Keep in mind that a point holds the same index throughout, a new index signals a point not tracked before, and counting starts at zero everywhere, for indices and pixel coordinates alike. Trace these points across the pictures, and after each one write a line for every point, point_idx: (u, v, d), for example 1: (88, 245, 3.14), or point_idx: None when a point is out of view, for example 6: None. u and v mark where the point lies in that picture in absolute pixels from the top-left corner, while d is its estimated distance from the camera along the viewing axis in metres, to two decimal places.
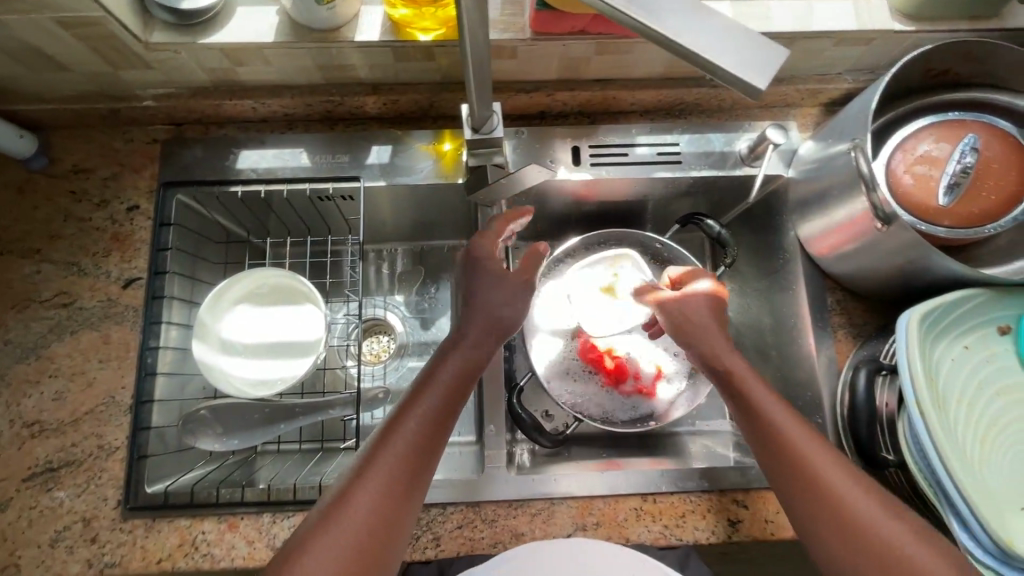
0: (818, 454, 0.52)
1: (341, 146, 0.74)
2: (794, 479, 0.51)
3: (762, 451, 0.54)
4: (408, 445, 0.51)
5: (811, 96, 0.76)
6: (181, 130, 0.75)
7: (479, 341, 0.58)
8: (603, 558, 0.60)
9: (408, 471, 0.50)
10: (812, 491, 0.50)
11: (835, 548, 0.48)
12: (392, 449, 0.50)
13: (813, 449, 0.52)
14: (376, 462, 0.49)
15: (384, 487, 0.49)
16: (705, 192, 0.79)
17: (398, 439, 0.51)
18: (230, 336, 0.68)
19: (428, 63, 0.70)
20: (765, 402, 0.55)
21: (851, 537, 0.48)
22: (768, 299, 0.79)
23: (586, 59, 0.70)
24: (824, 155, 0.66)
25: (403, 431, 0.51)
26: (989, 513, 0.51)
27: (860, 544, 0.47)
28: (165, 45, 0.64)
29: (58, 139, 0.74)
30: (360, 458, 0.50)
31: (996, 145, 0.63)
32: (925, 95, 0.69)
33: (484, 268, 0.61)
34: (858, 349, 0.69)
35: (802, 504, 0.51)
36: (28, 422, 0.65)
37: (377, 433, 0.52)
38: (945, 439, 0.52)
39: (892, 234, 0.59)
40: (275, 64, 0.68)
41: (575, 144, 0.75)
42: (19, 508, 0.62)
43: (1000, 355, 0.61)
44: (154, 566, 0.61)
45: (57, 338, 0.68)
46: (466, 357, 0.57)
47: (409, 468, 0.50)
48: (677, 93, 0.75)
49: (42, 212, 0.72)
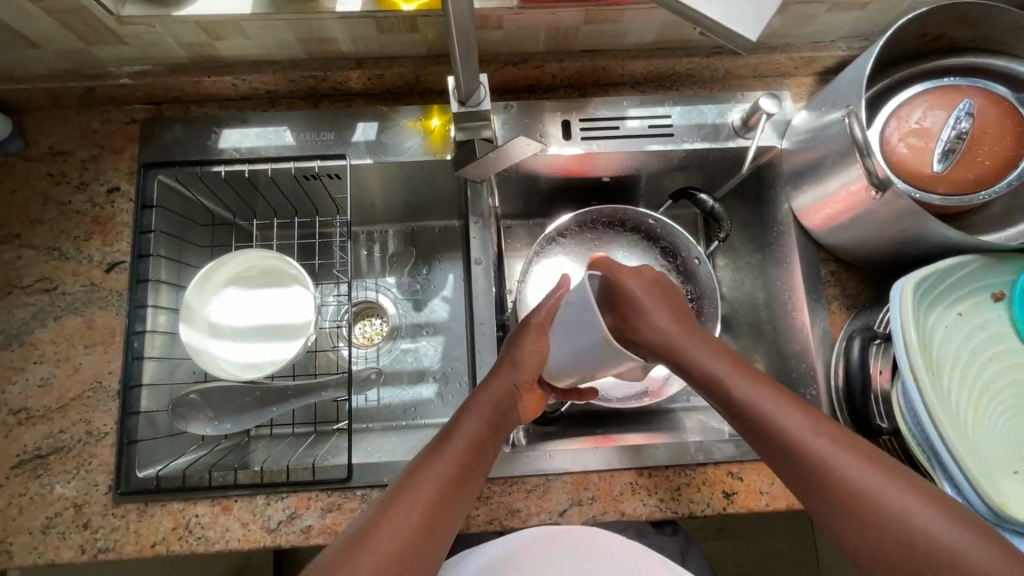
0: (846, 454, 0.48)
1: (326, 123, 0.73)
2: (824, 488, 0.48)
3: (790, 470, 0.51)
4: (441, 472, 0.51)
5: (804, 64, 0.74)
6: (160, 110, 0.73)
7: (517, 385, 0.59)
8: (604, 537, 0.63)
9: (442, 496, 0.50)
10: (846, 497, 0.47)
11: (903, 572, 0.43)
12: (427, 475, 0.51)
13: (840, 449, 0.49)
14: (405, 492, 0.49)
15: (417, 512, 0.48)
16: (698, 166, 0.78)
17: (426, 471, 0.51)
18: (218, 320, 0.67)
19: (413, 35, 0.68)
20: (779, 408, 0.52)
21: (903, 544, 0.44)
22: (762, 273, 0.78)
23: (574, 29, 0.68)
24: (818, 124, 0.65)
25: (439, 457, 0.53)
26: (982, 476, 0.51)
27: (912, 550, 0.43)
28: (138, 19, 0.62)
29: (33, 120, 0.72)
30: (389, 489, 0.51)
31: (992, 111, 0.62)
32: (920, 61, 0.68)
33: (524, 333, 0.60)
34: (852, 320, 0.69)
35: (839, 515, 0.47)
36: (15, 410, 0.64)
37: (407, 468, 0.52)
38: (939, 404, 0.52)
39: (886, 201, 0.58)
40: (254, 37, 0.66)
41: (565, 118, 0.74)
42: (9, 495, 0.62)
43: (993, 321, 0.61)
44: (148, 550, 0.61)
45: (40, 324, 0.67)
46: (500, 395, 0.58)
47: (442, 493, 0.50)
48: (668, 63, 0.73)
49: (20, 196, 0.70)
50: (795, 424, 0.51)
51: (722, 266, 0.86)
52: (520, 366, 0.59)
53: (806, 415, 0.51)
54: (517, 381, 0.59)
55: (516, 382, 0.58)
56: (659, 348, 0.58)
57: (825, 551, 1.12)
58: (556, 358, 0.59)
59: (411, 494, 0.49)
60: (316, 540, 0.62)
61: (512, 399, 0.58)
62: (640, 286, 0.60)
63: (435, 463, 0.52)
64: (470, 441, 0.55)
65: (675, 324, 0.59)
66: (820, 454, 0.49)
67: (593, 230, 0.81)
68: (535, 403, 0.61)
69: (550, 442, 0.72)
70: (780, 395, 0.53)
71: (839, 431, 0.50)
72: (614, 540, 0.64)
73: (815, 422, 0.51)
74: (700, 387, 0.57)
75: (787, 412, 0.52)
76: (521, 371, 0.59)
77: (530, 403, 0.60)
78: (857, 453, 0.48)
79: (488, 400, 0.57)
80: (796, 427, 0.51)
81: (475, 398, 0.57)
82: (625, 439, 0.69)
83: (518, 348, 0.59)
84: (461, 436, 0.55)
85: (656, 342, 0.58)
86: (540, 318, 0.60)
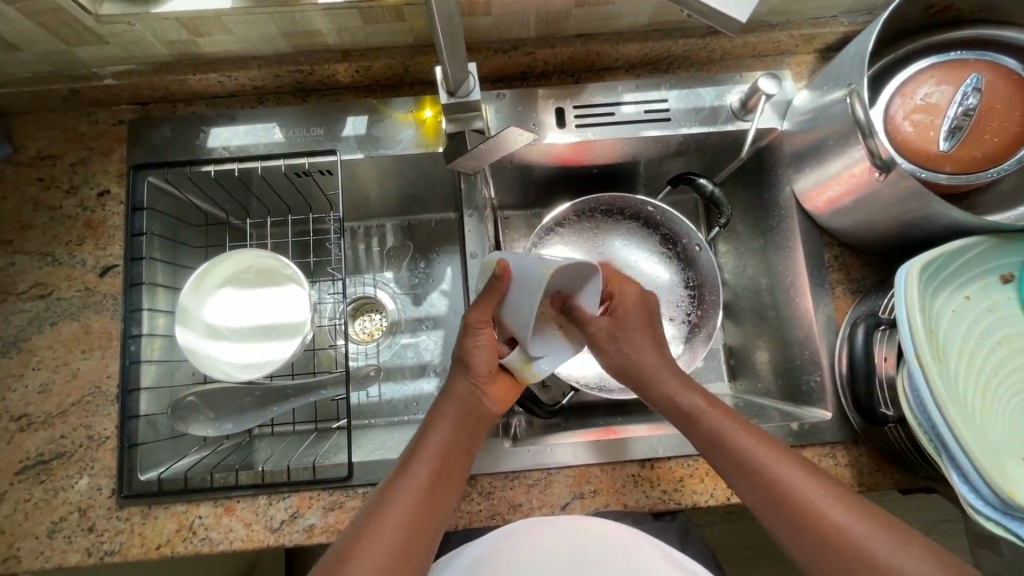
0: (814, 487, 0.50)
1: (316, 119, 0.71)
2: (796, 516, 0.49)
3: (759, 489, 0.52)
4: (419, 482, 0.52)
5: (805, 41, 0.72)
6: (147, 110, 0.73)
7: (476, 382, 0.58)
8: (613, 530, 0.60)
9: (420, 507, 0.50)
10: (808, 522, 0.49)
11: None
12: (404, 490, 0.51)
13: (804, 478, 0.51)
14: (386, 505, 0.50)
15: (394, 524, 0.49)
16: (697, 150, 0.76)
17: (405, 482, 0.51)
18: (214, 321, 0.66)
19: (399, 25, 0.66)
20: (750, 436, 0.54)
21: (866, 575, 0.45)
22: (763, 259, 0.76)
23: (566, 13, 0.66)
24: (820, 104, 0.63)
25: (414, 467, 0.53)
26: (990, 464, 0.50)
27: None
28: (117, 17, 0.61)
29: (20, 124, 0.71)
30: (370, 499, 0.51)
31: (1001, 86, 0.60)
32: (925, 35, 0.65)
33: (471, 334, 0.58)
34: (857, 304, 0.67)
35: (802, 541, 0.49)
36: (16, 416, 0.64)
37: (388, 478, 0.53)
38: (946, 391, 0.51)
39: (891, 182, 0.56)
40: (235, 33, 0.65)
41: (559, 105, 0.72)
42: (14, 501, 0.62)
43: (1002, 303, 0.59)
44: (153, 552, 0.61)
45: (37, 330, 0.67)
46: (468, 398, 0.58)
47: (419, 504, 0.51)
48: (663, 45, 0.71)
49: (10, 202, 0.69)
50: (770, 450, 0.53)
51: (724, 252, 0.85)
52: (476, 365, 0.57)
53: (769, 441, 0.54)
54: (476, 378, 0.58)
55: (475, 381, 0.58)
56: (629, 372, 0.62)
57: None
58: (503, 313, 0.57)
59: (386, 506, 0.50)
60: (319, 538, 0.62)
61: (478, 396, 0.58)
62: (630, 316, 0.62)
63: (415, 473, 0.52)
64: (446, 447, 0.55)
65: (651, 351, 0.62)
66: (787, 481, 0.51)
67: (591, 219, 0.80)
68: (504, 390, 0.59)
69: (552, 434, 0.71)
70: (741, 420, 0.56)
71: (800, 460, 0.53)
72: (624, 536, 0.61)
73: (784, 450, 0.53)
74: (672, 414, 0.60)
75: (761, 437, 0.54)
76: (474, 370, 0.57)
77: (498, 393, 0.59)
78: (825, 482, 0.50)
79: (455, 403, 0.57)
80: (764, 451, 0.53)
81: (444, 403, 0.57)
82: (627, 428, 0.69)
83: (466, 349, 0.58)
84: (434, 442, 0.55)
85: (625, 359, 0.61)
86: (478, 315, 0.57)
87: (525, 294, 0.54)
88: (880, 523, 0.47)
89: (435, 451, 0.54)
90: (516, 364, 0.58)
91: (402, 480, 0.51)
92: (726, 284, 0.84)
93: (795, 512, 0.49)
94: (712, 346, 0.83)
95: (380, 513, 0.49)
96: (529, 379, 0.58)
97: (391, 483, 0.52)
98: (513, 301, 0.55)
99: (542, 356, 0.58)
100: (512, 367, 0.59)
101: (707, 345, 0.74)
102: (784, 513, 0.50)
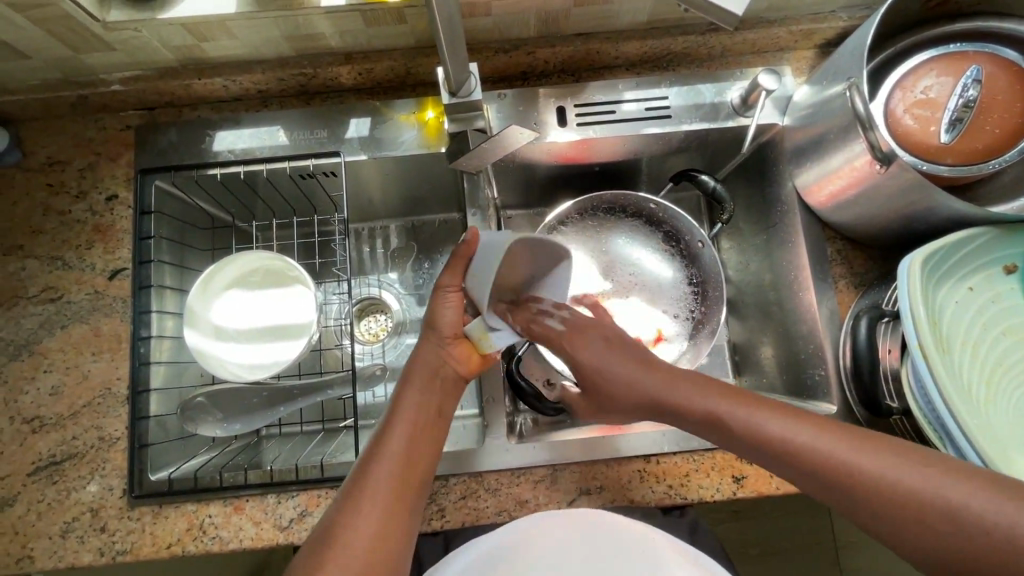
0: (813, 432, 0.51)
1: (319, 121, 0.72)
2: (800, 463, 0.51)
3: (755, 451, 0.53)
4: (400, 446, 0.53)
5: (804, 37, 0.72)
6: (154, 115, 0.74)
7: (442, 344, 0.60)
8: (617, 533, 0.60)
9: (402, 475, 0.52)
10: (824, 476, 0.49)
11: (883, 508, 0.47)
12: (385, 456, 0.52)
13: (789, 422, 0.52)
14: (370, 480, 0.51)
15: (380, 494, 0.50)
16: (698, 146, 0.76)
17: (383, 455, 0.52)
18: (222, 322, 0.67)
19: (400, 27, 0.67)
20: (735, 405, 0.55)
21: (890, 504, 0.46)
22: (767, 254, 0.76)
23: (566, 12, 0.67)
24: (820, 99, 0.63)
25: (391, 437, 0.54)
26: (995, 455, 0.50)
27: (898, 506, 0.46)
28: (123, 24, 0.62)
29: (29, 131, 0.73)
30: (354, 475, 0.52)
31: (1001, 77, 0.60)
32: (924, 28, 0.65)
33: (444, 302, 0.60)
34: (860, 299, 0.68)
35: (830, 492, 0.49)
36: (28, 418, 0.65)
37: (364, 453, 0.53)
38: (950, 382, 0.51)
39: (892, 174, 0.56)
40: (240, 37, 0.66)
41: (560, 104, 0.72)
42: (27, 502, 0.63)
43: (1004, 294, 0.59)
44: (164, 551, 0.62)
45: (48, 332, 0.68)
46: (434, 361, 0.59)
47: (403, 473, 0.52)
48: (662, 43, 0.72)
49: (20, 207, 0.70)
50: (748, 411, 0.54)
51: (727, 248, 0.85)
52: (442, 327, 0.60)
53: (757, 407, 0.54)
54: (443, 341, 0.60)
55: (441, 343, 0.60)
56: (590, 377, 0.64)
57: (842, 531, 1.15)
58: (469, 284, 0.59)
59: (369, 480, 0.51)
60: None
61: (443, 365, 0.59)
62: (599, 330, 0.66)
63: (393, 438, 0.53)
64: (420, 414, 0.56)
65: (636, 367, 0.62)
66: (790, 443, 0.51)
67: (594, 218, 0.80)
68: (467, 354, 0.60)
69: (557, 431, 0.71)
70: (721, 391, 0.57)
71: (781, 406, 0.54)
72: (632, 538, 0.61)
73: (762, 406, 0.54)
74: (636, 411, 0.61)
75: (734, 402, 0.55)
76: (441, 332, 0.60)
77: (464, 354, 0.60)
78: (818, 426, 0.51)
79: (422, 366, 0.58)
80: (755, 417, 0.53)
81: (410, 371, 0.58)
82: (632, 425, 0.69)
83: (437, 311, 0.61)
84: (408, 407, 0.56)
85: (585, 371, 0.64)
86: (449, 279, 0.60)
87: (489, 261, 0.57)
88: (883, 450, 0.48)
89: (411, 415, 0.55)
90: (474, 333, 0.59)
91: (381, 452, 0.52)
92: (730, 280, 0.84)
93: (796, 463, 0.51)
94: (717, 342, 0.83)
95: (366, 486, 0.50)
96: (484, 349, 0.59)
97: (370, 452, 0.53)
98: (475, 266, 0.58)
99: (499, 328, 0.59)
100: (471, 335, 0.59)
101: (711, 341, 0.74)
102: (788, 464, 0.51)
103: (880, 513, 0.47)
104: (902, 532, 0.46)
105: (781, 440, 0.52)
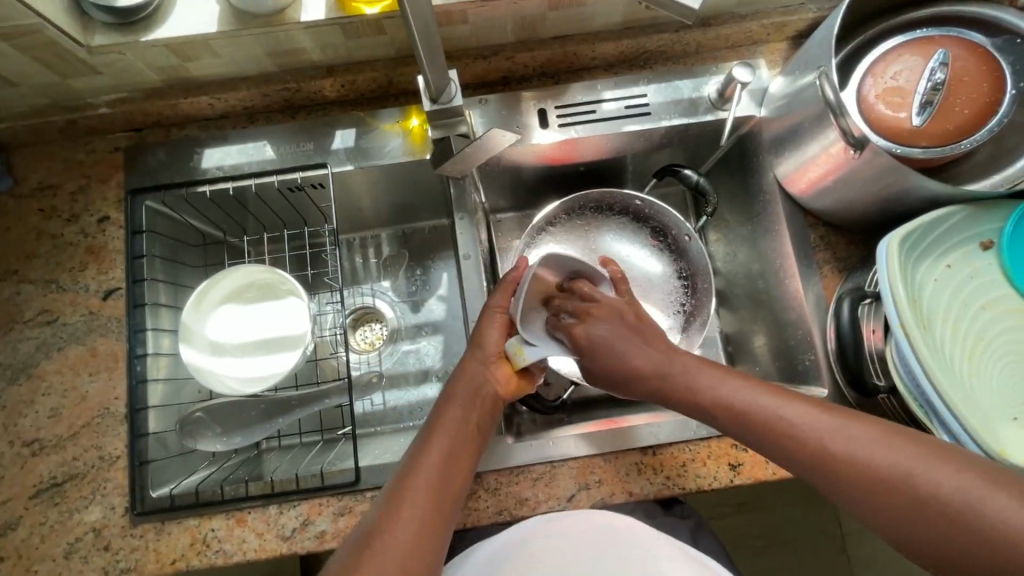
0: (851, 433, 0.49)
1: (305, 134, 0.73)
2: (836, 467, 0.48)
3: (790, 455, 0.51)
4: (435, 463, 0.53)
5: (777, 30, 0.74)
6: (142, 135, 0.75)
7: (487, 362, 0.60)
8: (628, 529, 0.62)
9: (435, 493, 0.52)
10: (847, 471, 0.48)
11: (926, 517, 0.44)
12: (426, 465, 0.53)
13: (827, 421, 0.50)
14: (404, 496, 0.51)
15: (415, 509, 0.50)
16: (680, 141, 0.77)
17: (419, 472, 0.52)
18: (217, 337, 0.68)
19: (380, 38, 0.68)
20: (749, 391, 0.54)
21: (933, 512, 0.44)
22: (753, 244, 0.77)
23: (542, 16, 0.68)
24: (793, 89, 0.65)
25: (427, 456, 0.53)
26: (978, 425, 0.52)
27: (942, 516, 0.43)
28: (108, 48, 0.63)
29: (21, 157, 0.74)
30: (391, 486, 0.52)
31: (968, 59, 0.61)
32: (891, 15, 0.67)
33: (488, 319, 0.62)
34: (844, 282, 0.68)
35: (869, 499, 0.47)
36: (28, 441, 0.66)
37: (401, 469, 0.53)
38: (931, 357, 0.53)
39: (867, 159, 0.58)
40: (223, 56, 0.67)
41: (541, 107, 0.74)
42: (30, 525, 0.63)
43: (982, 270, 0.61)
44: (168, 567, 0.62)
45: (45, 355, 0.68)
46: (478, 376, 0.59)
47: (434, 491, 0.52)
48: (638, 42, 0.73)
49: (13, 233, 0.71)
50: (787, 412, 0.52)
51: (714, 240, 0.86)
52: (485, 343, 0.61)
53: (788, 402, 0.52)
54: (485, 357, 0.60)
55: (484, 359, 0.60)
56: (602, 359, 0.59)
57: (847, 519, 1.16)
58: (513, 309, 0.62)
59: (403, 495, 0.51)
60: (330, 544, 0.63)
61: (483, 381, 0.59)
62: (616, 314, 0.61)
63: (434, 448, 0.54)
64: (458, 433, 0.56)
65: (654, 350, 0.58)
66: (821, 437, 0.50)
67: (582, 216, 0.81)
68: (507, 376, 0.60)
69: (556, 428, 0.72)
70: (740, 379, 0.56)
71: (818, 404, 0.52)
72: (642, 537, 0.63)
73: (798, 406, 0.52)
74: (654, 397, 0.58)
75: (767, 403, 0.53)
76: (484, 348, 0.60)
77: (505, 374, 0.60)
78: (855, 426, 0.49)
79: (465, 385, 0.59)
80: (786, 412, 0.52)
81: (454, 387, 0.59)
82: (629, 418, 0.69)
83: (482, 331, 0.61)
84: (449, 424, 0.56)
85: (602, 355, 0.59)
86: (499, 301, 0.63)
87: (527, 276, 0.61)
88: (922, 451, 0.46)
89: (450, 432, 0.56)
90: (510, 348, 0.59)
91: (417, 469, 0.52)
92: (719, 271, 0.85)
93: (833, 468, 0.49)
94: (709, 334, 0.84)
95: (400, 500, 0.50)
96: (519, 365, 0.59)
97: (409, 464, 0.53)
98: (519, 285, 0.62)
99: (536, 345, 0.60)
100: (507, 351, 0.60)
101: (703, 333, 0.75)
102: (824, 467, 0.49)
103: (926, 524, 0.44)
104: (950, 545, 0.43)
105: (797, 429, 0.51)
